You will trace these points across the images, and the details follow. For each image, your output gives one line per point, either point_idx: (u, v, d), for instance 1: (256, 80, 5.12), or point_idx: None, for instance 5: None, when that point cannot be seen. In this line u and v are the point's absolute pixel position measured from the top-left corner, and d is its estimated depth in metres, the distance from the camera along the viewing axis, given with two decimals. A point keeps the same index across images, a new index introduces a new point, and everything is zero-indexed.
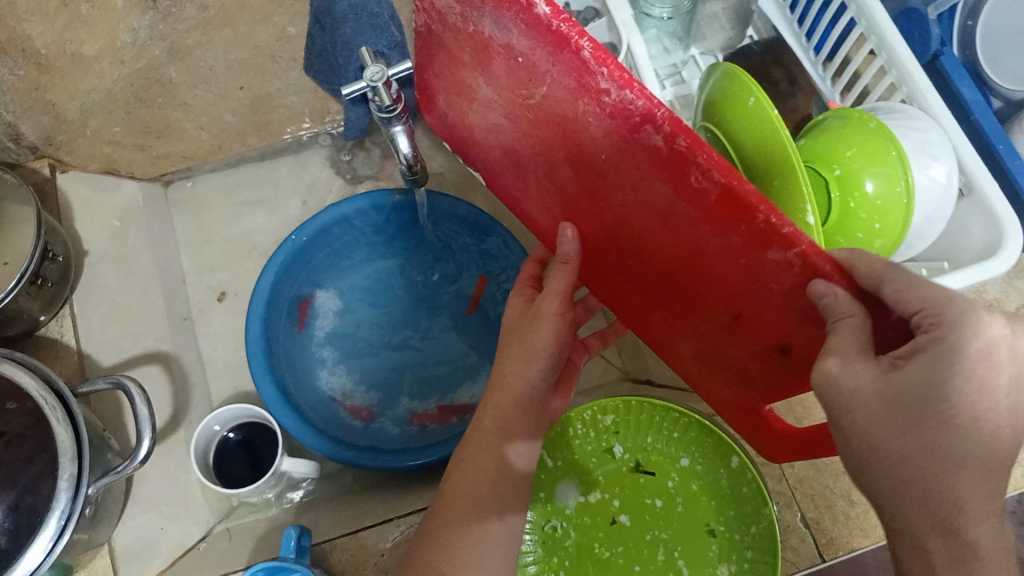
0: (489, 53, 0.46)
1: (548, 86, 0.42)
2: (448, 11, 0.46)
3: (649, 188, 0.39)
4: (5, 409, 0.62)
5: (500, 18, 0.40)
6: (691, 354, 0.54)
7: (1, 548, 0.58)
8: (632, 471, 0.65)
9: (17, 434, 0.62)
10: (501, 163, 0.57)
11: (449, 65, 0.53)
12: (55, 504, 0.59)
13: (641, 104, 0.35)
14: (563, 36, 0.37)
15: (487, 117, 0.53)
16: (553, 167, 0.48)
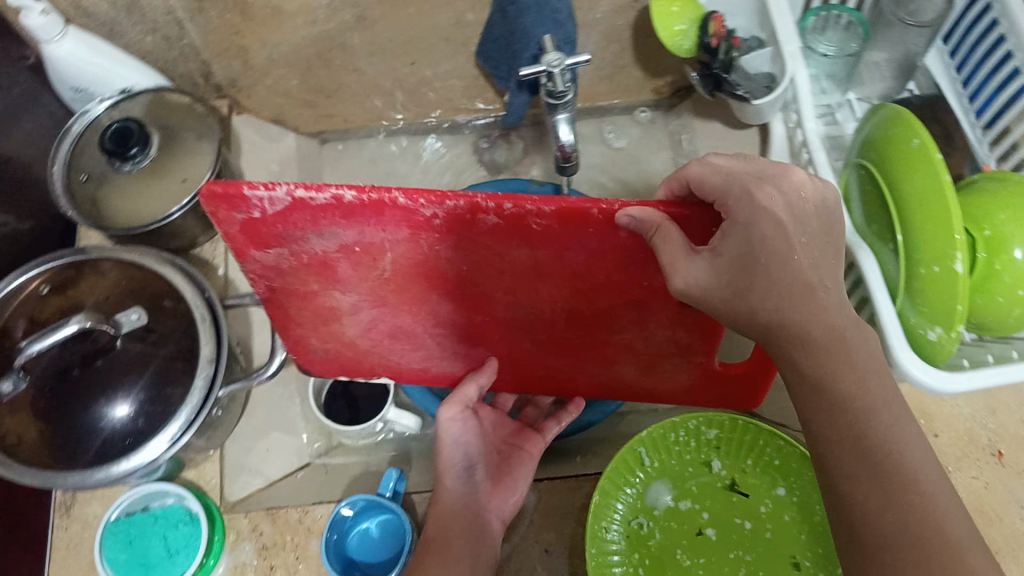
0: (332, 264, 0.61)
1: (390, 250, 0.59)
2: (282, 260, 0.61)
3: (508, 260, 0.59)
4: (162, 306, 0.68)
5: (326, 228, 0.56)
6: (634, 375, 0.72)
7: (139, 428, 0.64)
8: (727, 488, 0.65)
9: (168, 330, 0.67)
10: (394, 347, 0.72)
11: (304, 304, 0.67)
12: (191, 399, 0.64)
13: (465, 202, 0.53)
14: (378, 206, 0.54)
15: (358, 315, 0.68)
16: (438, 308, 0.66)
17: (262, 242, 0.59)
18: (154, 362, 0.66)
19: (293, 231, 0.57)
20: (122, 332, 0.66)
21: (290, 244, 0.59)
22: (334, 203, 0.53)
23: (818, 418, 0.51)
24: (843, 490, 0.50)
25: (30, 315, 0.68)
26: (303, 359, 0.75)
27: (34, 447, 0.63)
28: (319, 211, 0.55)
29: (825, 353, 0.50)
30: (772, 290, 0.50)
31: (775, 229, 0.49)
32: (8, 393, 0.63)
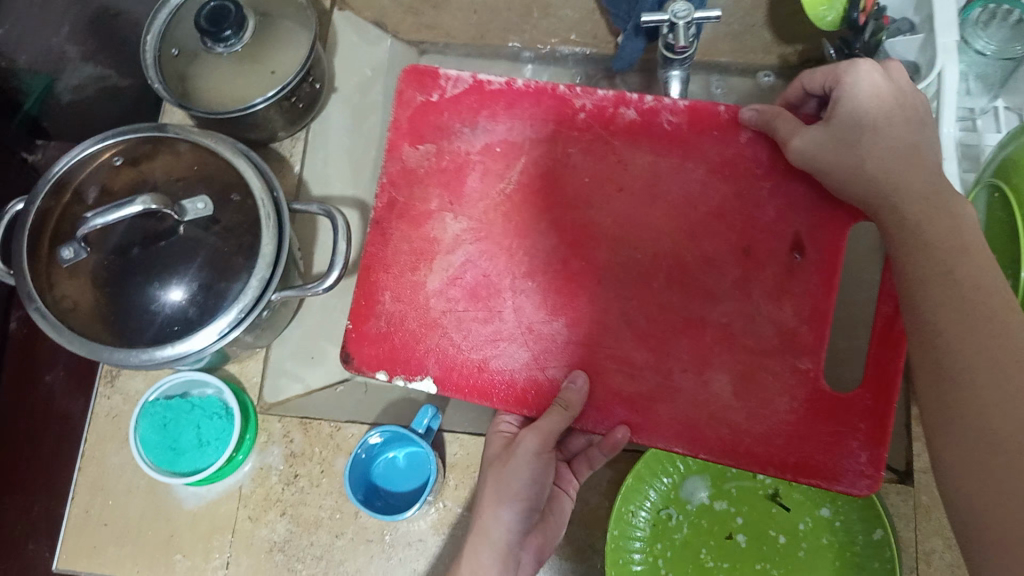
0: (466, 172, 0.65)
1: (527, 155, 0.64)
2: (420, 164, 0.66)
3: (632, 176, 0.62)
4: (229, 198, 0.67)
5: (482, 122, 0.65)
6: (729, 392, 0.58)
7: (188, 317, 0.63)
8: (768, 497, 0.62)
9: (232, 223, 0.66)
10: (467, 319, 0.62)
11: (411, 232, 0.65)
12: (241, 298, 0.63)
13: (612, 96, 0.64)
14: (539, 93, 0.65)
15: (454, 255, 0.63)
16: (541, 248, 0.62)
17: (417, 135, 0.66)
18: (212, 253, 0.65)
19: (463, 120, 0.66)
20: (185, 219, 0.64)
21: (442, 139, 0.66)
22: (505, 88, 0.66)
23: (949, 329, 0.44)
24: (985, 405, 0.41)
25: (103, 181, 0.69)
26: (349, 344, 0.63)
27: (90, 317, 0.64)
28: (493, 105, 0.66)
29: (940, 230, 0.48)
30: (873, 155, 0.51)
31: (879, 103, 0.52)
32: (70, 259, 0.63)
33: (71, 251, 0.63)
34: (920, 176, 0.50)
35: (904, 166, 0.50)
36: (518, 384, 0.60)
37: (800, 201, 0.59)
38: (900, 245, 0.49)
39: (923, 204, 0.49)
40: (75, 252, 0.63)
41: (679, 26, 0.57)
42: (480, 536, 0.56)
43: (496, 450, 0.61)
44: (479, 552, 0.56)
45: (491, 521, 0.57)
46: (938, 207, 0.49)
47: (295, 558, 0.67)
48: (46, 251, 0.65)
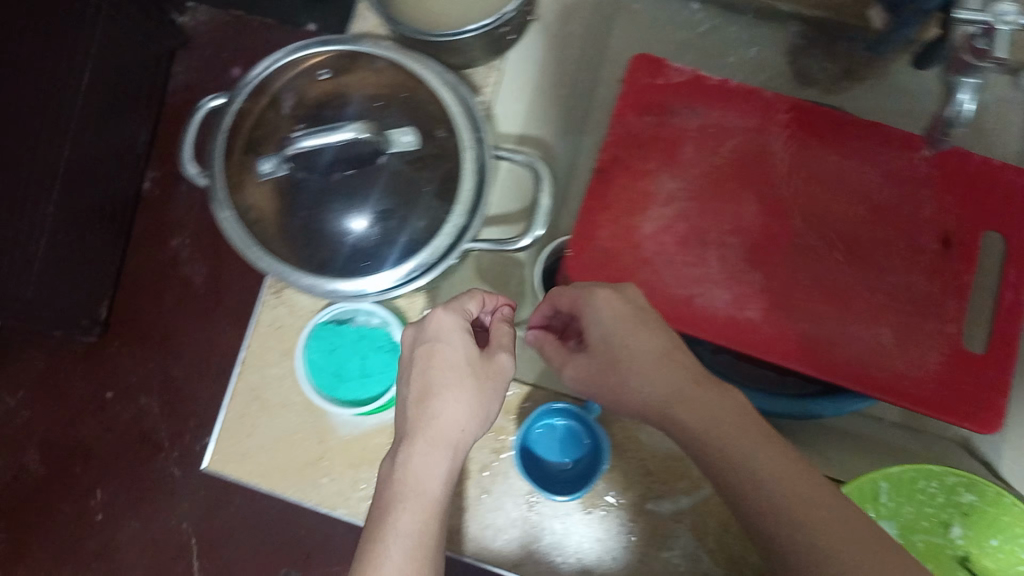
0: (683, 143, 0.71)
1: (735, 139, 0.71)
2: (643, 129, 0.71)
3: (821, 169, 0.70)
4: (432, 134, 0.62)
5: (700, 107, 0.71)
6: (890, 342, 0.67)
7: (372, 253, 0.60)
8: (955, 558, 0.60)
9: (430, 156, 0.62)
10: (677, 262, 0.68)
11: (629, 184, 0.70)
12: (433, 247, 0.60)
13: (803, 106, 0.71)
14: (749, 92, 0.72)
15: (667, 209, 0.69)
16: (740, 215, 0.69)
17: (643, 105, 0.71)
18: (411, 191, 0.61)
19: (688, 98, 0.71)
20: (390, 150, 0.61)
21: (664, 113, 0.71)
22: (720, 84, 0.72)
23: (769, 473, 0.48)
24: (849, 562, 0.44)
25: (303, 90, 0.64)
26: (568, 270, 0.68)
27: (275, 230, 0.61)
28: (706, 91, 0.72)
29: (732, 419, 0.51)
30: (625, 342, 0.57)
31: (624, 318, 0.58)
32: (267, 172, 0.61)
33: (273, 164, 0.61)
34: (682, 376, 0.54)
35: (663, 367, 0.55)
36: (719, 321, 0.67)
37: (954, 201, 0.69)
38: (700, 448, 0.52)
39: (697, 401, 0.53)
40: (277, 166, 0.61)
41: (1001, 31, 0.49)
42: (428, 433, 0.55)
43: (412, 349, 0.59)
44: (421, 455, 0.54)
45: (439, 425, 0.55)
46: (710, 395, 0.53)
47: None
48: (240, 155, 0.62)
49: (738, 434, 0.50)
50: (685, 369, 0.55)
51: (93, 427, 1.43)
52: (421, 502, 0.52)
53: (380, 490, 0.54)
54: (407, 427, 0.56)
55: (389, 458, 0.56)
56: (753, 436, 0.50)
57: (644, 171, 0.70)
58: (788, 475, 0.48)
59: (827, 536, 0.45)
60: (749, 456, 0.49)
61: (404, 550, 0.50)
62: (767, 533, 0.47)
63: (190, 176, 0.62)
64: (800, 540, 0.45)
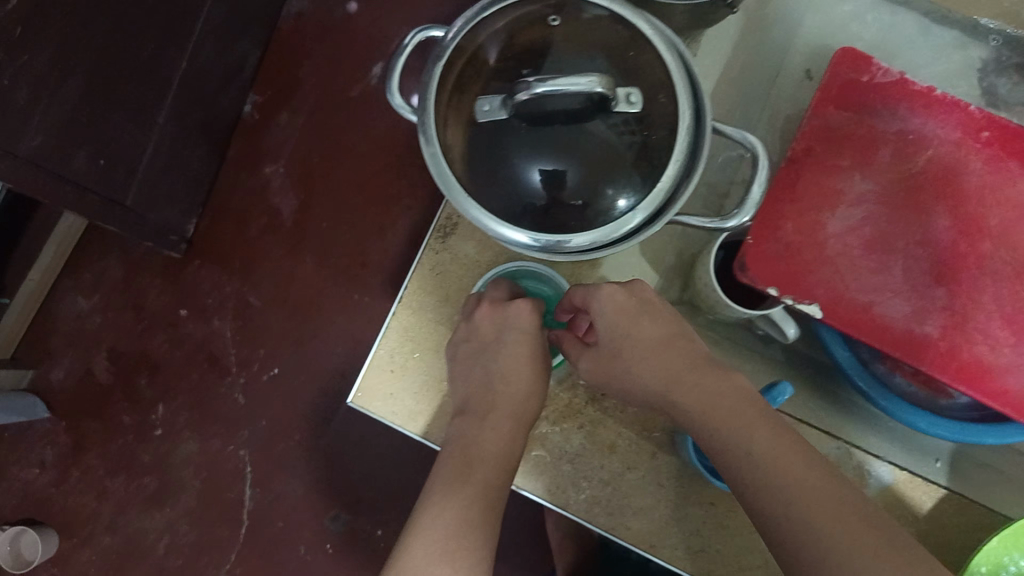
0: (879, 146, 0.69)
1: (935, 150, 0.69)
2: (841, 125, 0.69)
3: (1021, 193, 0.68)
4: (654, 99, 0.60)
5: (902, 110, 0.70)
6: None
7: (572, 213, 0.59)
8: None
9: (647, 121, 0.60)
10: (860, 266, 0.67)
11: (820, 179, 0.69)
12: (635, 215, 0.59)
13: (1009, 127, 0.69)
14: (954, 104, 0.70)
15: (856, 210, 0.68)
16: (930, 228, 0.67)
17: (845, 101, 0.70)
18: (620, 156, 0.60)
19: (892, 101, 0.70)
20: (615, 110, 0.59)
21: (865, 112, 0.69)
22: (926, 91, 0.70)
23: (768, 458, 0.55)
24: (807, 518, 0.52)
25: (520, 28, 0.62)
26: (747, 256, 0.67)
27: (477, 167, 0.61)
28: (912, 97, 0.70)
29: (726, 404, 0.59)
30: (635, 350, 0.64)
31: (625, 309, 0.64)
32: (485, 112, 0.60)
33: (493, 103, 0.60)
34: (683, 359, 0.63)
35: (663, 349, 0.63)
36: (893, 332, 0.66)
37: None
38: (695, 427, 0.60)
39: (715, 392, 0.60)
40: (498, 106, 0.59)
41: None
42: (489, 419, 0.64)
43: (484, 333, 0.66)
44: (491, 431, 0.64)
45: (508, 404, 0.65)
46: (702, 379, 0.61)
47: (582, 474, 0.66)
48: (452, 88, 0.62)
49: (746, 421, 0.57)
50: (685, 355, 0.63)
51: (164, 341, 1.43)
52: (490, 479, 0.62)
53: (448, 456, 0.64)
54: (463, 426, 0.65)
55: (459, 425, 0.66)
56: (745, 414, 0.58)
57: (836, 168, 0.69)
58: (783, 462, 0.55)
59: (820, 516, 0.52)
60: (740, 436, 0.57)
61: (479, 500, 0.62)
62: (768, 505, 0.54)
63: (399, 106, 0.61)
64: (784, 512, 0.53)
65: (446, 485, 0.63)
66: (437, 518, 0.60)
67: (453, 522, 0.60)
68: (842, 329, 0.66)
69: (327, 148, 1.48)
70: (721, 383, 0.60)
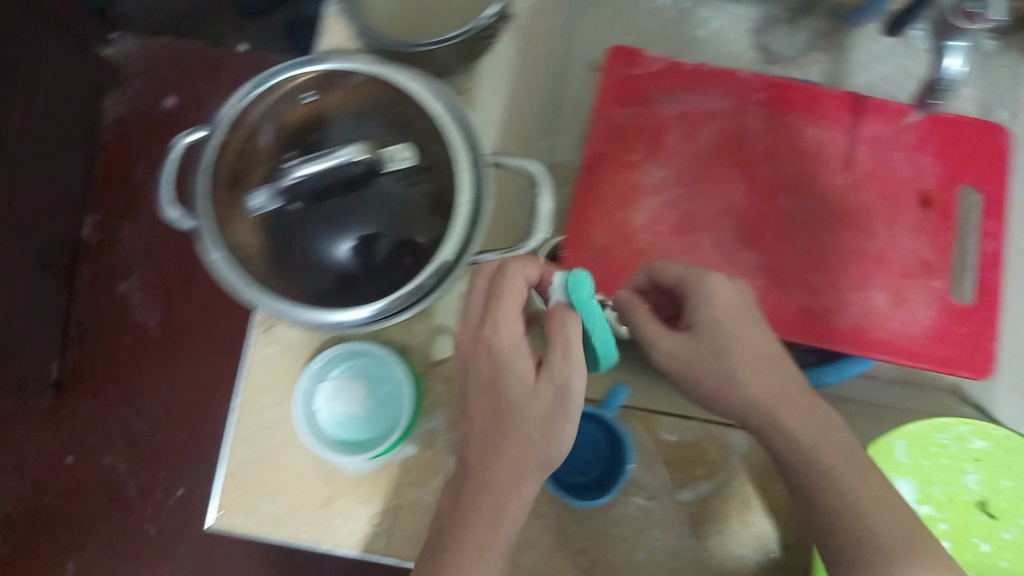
0: (664, 132, 0.71)
1: (716, 122, 0.72)
2: (622, 122, 0.72)
3: (800, 143, 0.71)
4: (425, 148, 0.61)
5: (679, 93, 0.72)
6: (885, 304, 0.68)
7: (380, 277, 0.59)
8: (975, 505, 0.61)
9: (426, 169, 0.61)
10: (672, 249, 0.69)
11: (617, 177, 0.71)
12: (441, 257, 0.58)
13: (780, 82, 0.72)
14: (724, 74, 0.72)
15: (655, 199, 0.70)
16: (728, 196, 0.70)
17: (620, 99, 0.72)
18: (402, 208, 0.59)
19: (666, 86, 0.72)
20: (384, 169, 0.59)
21: (643, 104, 0.72)
22: (695, 69, 0.72)
23: (830, 467, 0.51)
24: (867, 525, 0.49)
25: (281, 116, 0.62)
26: (564, 270, 0.68)
27: (271, 261, 0.59)
28: (682, 77, 0.72)
29: (861, 479, 0.51)
30: (736, 333, 0.55)
31: (733, 308, 0.55)
32: (259, 207, 0.59)
33: (265, 197, 0.58)
34: (782, 376, 0.54)
35: (760, 335, 0.55)
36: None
37: (930, 162, 0.71)
38: (759, 421, 0.54)
39: (775, 373, 0.54)
40: (268, 200, 0.58)
41: None
42: (496, 402, 0.52)
43: (504, 304, 0.53)
44: (518, 437, 0.50)
45: (528, 421, 0.51)
46: (813, 412, 0.53)
47: None
48: (224, 186, 0.60)
49: (856, 476, 0.51)
50: (795, 371, 0.55)
51: (57, 494, 1.36)
52: (502, 505, 0.49)
53: (464, 487, 0.51)
54: (482, 406, 0.52)
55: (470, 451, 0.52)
56: (871, 498, 0.51)
57: (628, 163, 0.71)
58: (849, 464, 0.51)
59: (884, 531, 0.49)
60: (835, 465, 0.51)
61: (493, 509, 0.49)
62: (835, 504, 0.51)
63: (174, 219, 0.59)
64: (857, 503, 0.50)
65: (476, 507, 0.49)
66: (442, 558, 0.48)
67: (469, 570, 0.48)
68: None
69: (179, 251, 1.44)
70: (795, 395, 0.54)
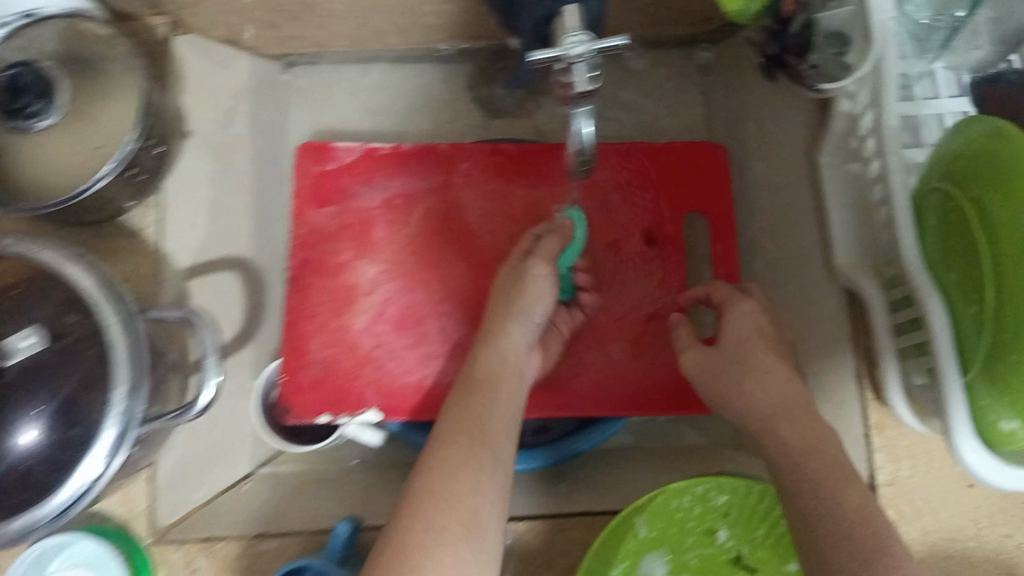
0: (371, 225, 0.67)
1: (422, 202, 0.68)
2: (325, 223, 0.67)
3: (515, 206, 0.68)
4: (69, 317, 0.55)
5: (380, 180, 0.68)
6: (627, 356, 0.66)
7: (39, 476, 0.52)
8: (732, 561, 0.56)
9: (74, 341, 0.55)
10: (397, 348, 0.65)
11: (328, 283, 0.66)
12: (104, 439, 0.52)
13: (483, 148, 0.69)
14: (424, 151, 0.69)
15: (373, 297, 0.66)
16: (448, 277, 0.66)
17: (320, 199, 0.67)
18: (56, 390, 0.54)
19: (366, 176, 0.68)
20: (14, 360, 0.54)
21: (343, 200, 0.67)
22: (393, 151, 0.69)
23: (788, 437, 0.53)
24: (843, 513, 0.48)
25: None
26: (286, 395, 0.64)
27: None
28: (380, 165, 0.68)
29: (816, 462, 0.52)
30: (736, 331, 0.60)
31: (752, 324, 0.60)
32: None
33: None
34: (786, 385, 0.56)
35: (777, 380, 0.56)
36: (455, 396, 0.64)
37: (649, 198, 0.69)
38: (786, 460, 0.53)
39: (786, 416, 0.54)
40: None
41: (578, 64, 0.44)
42: (486, 406, 0.55)
43: (509, 284, 0.62)
44: (490, 428, 0.54)
45: (492, 437, 0.53)
46: (811, 419, 0.54)
47: None
48: None
49: (794, 439, 0.53)
50: (786, 380, 0.56)
51: None
52: (477, 488, 0.50)
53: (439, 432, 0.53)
54: (470, 386, 0.57)
55: (450, 407, 0.56)
56: (799, 436, 0.53)
57: (339, 266, 0.66)
58: (833, 468, 0.50)
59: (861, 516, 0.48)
60: (816, 457, 0.51)
61: (467, 500, 0.49)
62: (807, 487, 0.50)
63: None
64: (817, 489, 0.50)
65: (427, 493, 0.50)
66: (439, 493, 0.49)
67: (452, 527, 0.48)
68: (409, 419, 0.64)
69: None
70: (787, 388, 0.56)
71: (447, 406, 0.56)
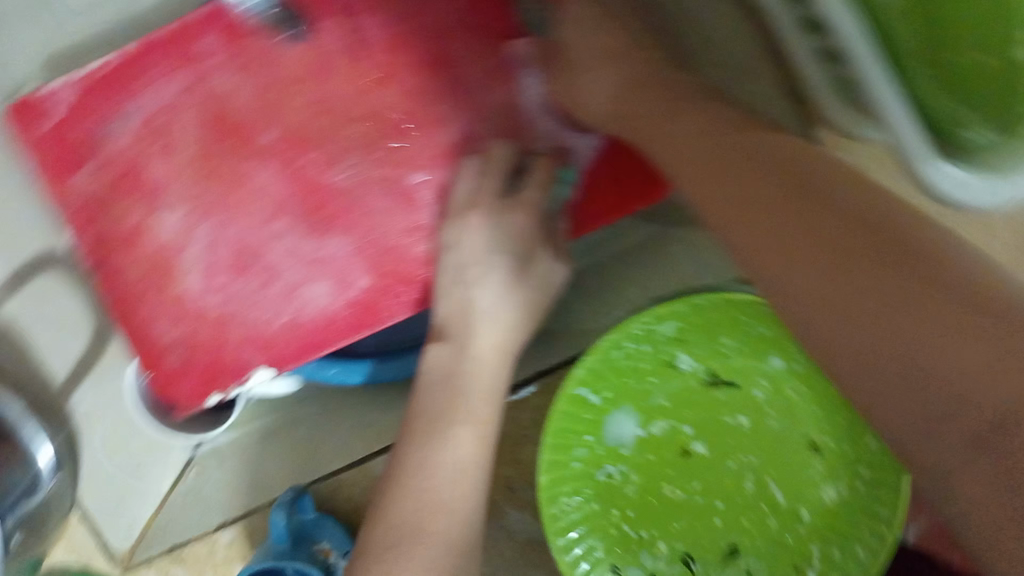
0: (144, 164, 0.53)
1: (188, 111, 0.52)
2: (94, 187, 0.53)
3: None
4: None
5: (123, 105, 0.52)
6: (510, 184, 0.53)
7: None
8: (706, 386, 0.49)
9: None
10: (250, 295, 0.53)
11: (134, 256, 0.53)
12: None
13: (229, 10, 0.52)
14: (156, 42, 0.52)
15: (192, 248, 0.53)
16: (264, 190, 0.53)
17: (72, 162, 0.53)
18: None
19: (105, 105, 0.52)
20: None
21: (96, 148, 0.53)
22: (120, 61, 0.52)
23: (663, 135, 0.43)
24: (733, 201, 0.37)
25: None
26: (161, 392, 0.55)
27: None
28: (117, 88, 0.52)
29: (706, 139, 0.40)
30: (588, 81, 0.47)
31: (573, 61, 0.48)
32: None
33: None
34: (646, 86, 0.45)
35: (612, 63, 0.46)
36: (341, 319, 0.53)
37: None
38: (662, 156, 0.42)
39: (651, 102, 0.44)
40: None
41: None
42: (463, 414, 0.48)
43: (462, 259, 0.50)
44: (466, 443, 0.47)
45: (469, 454, 0.47)
46: (678, 123, 0.42)
47: None
48: None
49: (719, 165, 0.38)
50: (648, 67, 0.45)
51: None
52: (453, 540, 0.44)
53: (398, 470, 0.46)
54: (436, 394, 0.49)
55: (408, 432, 0.48)
56: (726, 157, 0.38)
57: (133, 231, 0.53)
58: (708, 133, 0.40)
59: (737, 199, 0.37)
60: (687, 144, 0.41)
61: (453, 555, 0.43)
62: (690, 162, 0.40)
63: None
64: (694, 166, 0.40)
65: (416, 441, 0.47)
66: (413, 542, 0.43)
67: None
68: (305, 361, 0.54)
69: None
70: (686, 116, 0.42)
71: (415, 400, 0.49)
